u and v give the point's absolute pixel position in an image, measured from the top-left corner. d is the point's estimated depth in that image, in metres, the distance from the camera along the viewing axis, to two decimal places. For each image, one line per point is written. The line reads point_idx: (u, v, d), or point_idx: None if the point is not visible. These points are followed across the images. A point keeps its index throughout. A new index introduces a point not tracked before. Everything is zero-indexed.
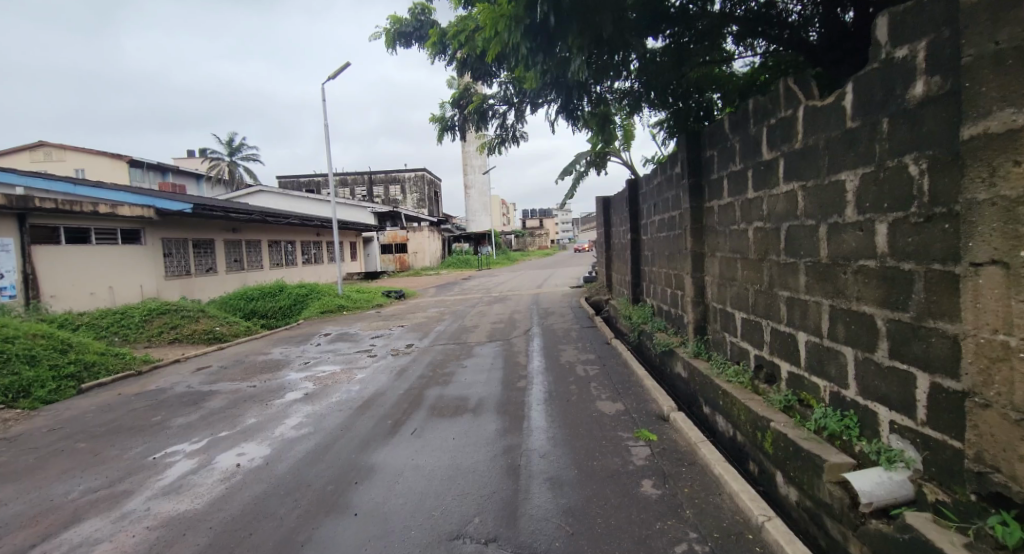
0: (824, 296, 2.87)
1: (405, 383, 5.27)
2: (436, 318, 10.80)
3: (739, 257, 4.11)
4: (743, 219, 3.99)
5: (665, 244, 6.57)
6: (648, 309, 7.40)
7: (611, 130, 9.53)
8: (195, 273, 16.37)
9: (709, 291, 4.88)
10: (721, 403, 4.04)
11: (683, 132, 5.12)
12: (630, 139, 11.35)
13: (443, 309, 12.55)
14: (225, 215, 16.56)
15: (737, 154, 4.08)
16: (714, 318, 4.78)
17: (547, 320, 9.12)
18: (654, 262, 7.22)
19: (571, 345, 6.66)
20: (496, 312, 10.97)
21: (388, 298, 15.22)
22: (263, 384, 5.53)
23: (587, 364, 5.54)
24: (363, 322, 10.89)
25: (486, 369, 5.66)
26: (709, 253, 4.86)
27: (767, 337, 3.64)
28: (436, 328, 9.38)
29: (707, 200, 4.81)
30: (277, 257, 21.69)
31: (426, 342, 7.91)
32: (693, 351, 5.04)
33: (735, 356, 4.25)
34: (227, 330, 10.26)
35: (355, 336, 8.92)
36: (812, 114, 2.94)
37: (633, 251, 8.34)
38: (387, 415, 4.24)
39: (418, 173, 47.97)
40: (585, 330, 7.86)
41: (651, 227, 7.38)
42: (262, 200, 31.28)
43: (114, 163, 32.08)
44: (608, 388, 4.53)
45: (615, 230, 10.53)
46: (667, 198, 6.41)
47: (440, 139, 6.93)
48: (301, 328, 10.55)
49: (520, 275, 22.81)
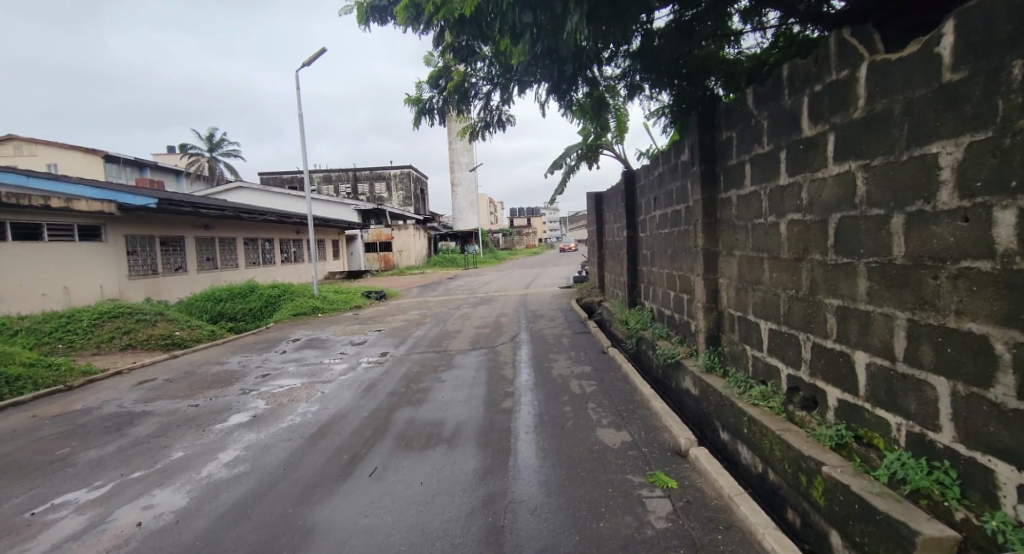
0: (899, 308, 2.22)
1: (372, 403, 4.55)
2: (417, 322, 10.06)
3: (767, 257, 3.45)
4: (772, 211, 3.34)
5: (668, 241, 5.92)
6: (646, 314, 6.75)
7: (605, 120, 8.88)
8: (162, 272, 15.41)
9: (725, 296, 4.23)
10: (744, 432, 3.40)
11: (694, 113, 4.45)
12: (624, 131, 10.74)
13: (425, 311, 11.81)
14: (195, 211, 15.59)
15: (764, 134, 3.42)
16: (730, 327, 4.13)
17: (536, 325, 8.45)
18: (654, 262, 6.57)
19: (562, 355, 5.97)
20: (481, 315, 10.26)
21: (368, 299, 14.44)
22: (207, 404, 4.77)
23: (582, 379, 4.86)
24: (338, 326, 10.12)
25: (466, 384, 4.94)
26: (724, 252, 4.20)
27: (805, 355, 2.99)
28: (415, 333, 8.63)
29: (723, 190, 4.15)
30: (252, 256, 20.74)
31: (403, 349, 7.18)
32: (704, 366, 4.40)
33: (759, 373, 3.60)
34: (187, 335, 9.42)
35: (326, 343, 8.16)
36: (881, 74, 2.28)
37: (629, 250, 7.68)
38: (344, 447, 3.51)
39: (403, 170, 47.04)
40: (578, 336, 7.19)
41: (650, 224, 6.72)
42: (241, 196, 30.19)
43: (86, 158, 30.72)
44: (609, 412, 3.86)
45: (609, 227, 9.88)
46: (670, 191, 5.75)
47: (416, 123, 6.18)
48: (270, 333, 9.73)
49: (508, 274, 22.16)
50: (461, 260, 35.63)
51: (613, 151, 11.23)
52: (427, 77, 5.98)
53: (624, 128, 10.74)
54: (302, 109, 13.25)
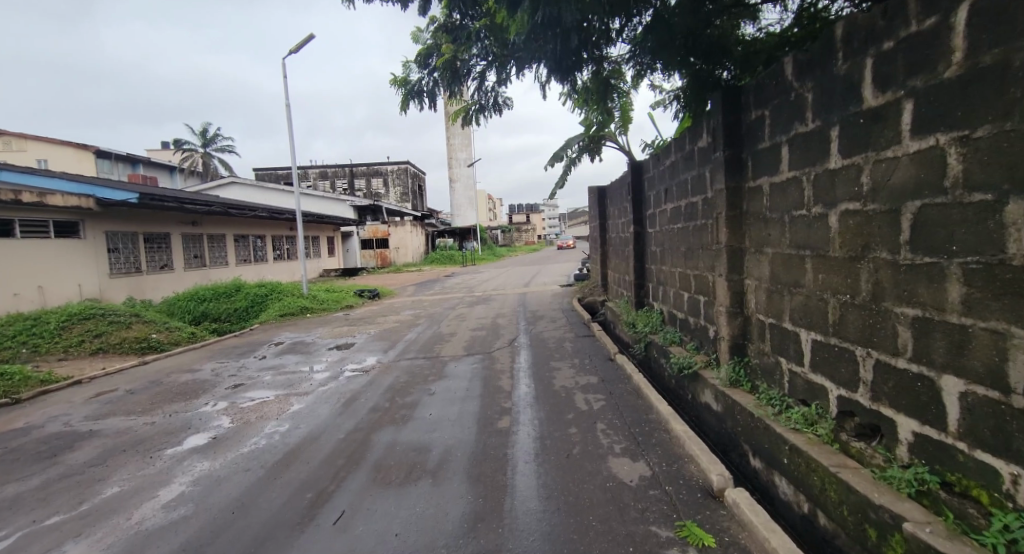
0: (1018, 325, 1.70)
1: (350, 421, 4.02)
2: (409, 323, 9.53)
3: (809, 254, 2.91)
4: (818, 200, 2.81)
5: (681, 237, 5.38)
6: (656, 316, 6.22)
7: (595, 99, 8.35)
8: (147, 270, 14.88)
9: (752, 300, 3.69)
10: (783, 462, 2.88)
11: (716, 91, 3.90)
12: (627, 122, 10.22)
13: (419, 311, 11.29)
14: (180, 206, 15.00)
15: (807, 109, 2.88)
16: (759, 336, 3.60)
17: (535, 327, 7.93)
18: (665, 260, 6.04)
19: (564, 363, 5.45)
20: (477, 316, 9.75)
21: (361, 298, 13.91)
22: (165, 420, 4.24)
23: (588, 393, 4.34)
24: (326, 327, 9.60)
25: (457, 398, 4.41)
26: (752, 249, 3.66)
27: (864, 375, 2.46)
28: (405, 336, 8.10)
29: (752, 178, 3.61)
30: (243, 253, 20.18)
31: (392, 354, 6.67)
32: (728, 379, 3.87)
33: (798, 392, 3.08)
34: (165, 338, 8.90)
35: (311, 346, 7.64)
36: (992, 16, 1.75)
37: (636, 247, 7.15)
38: (309, 481, 2.97)
39: (401, 166, 46.38)
40: (581, 339, 6.68)
41: (660, 218, 6.17)
42: (235, 192, 29.66)
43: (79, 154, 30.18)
44: (621, 435, 3.34)
45: (613, 222, 9.34)
46: (685, 181, 5.21)
47: (403, 109, 5.60)
48: (254, 335, 9.21)
49: (506, 272, 21.67)
50: (459, 257, 35.11)
51: (616, 143, 10.70)
52: (415, 56, 5.38)
53: (629, 119, 10.20)
54: (289, 100, 12.60)
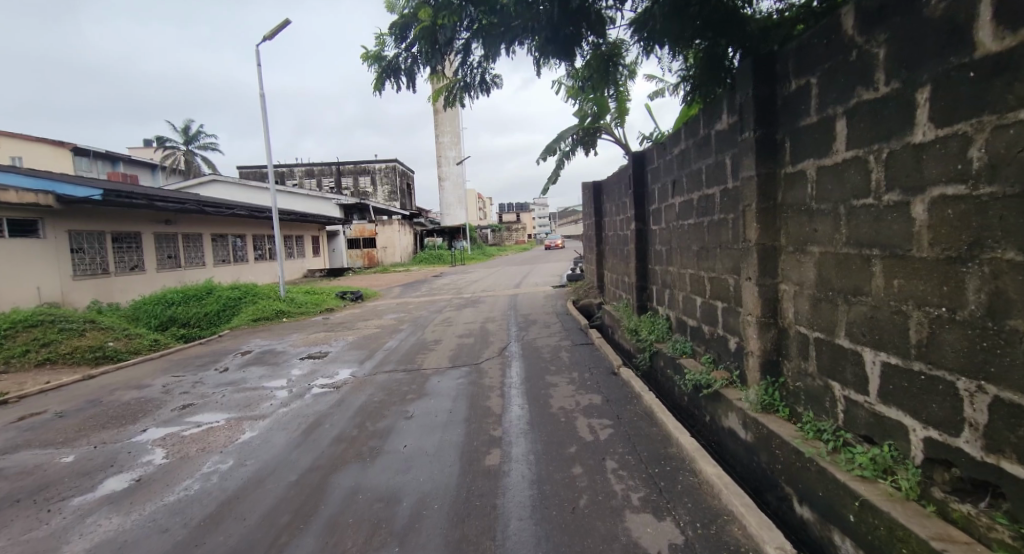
0: None
1: (309, 456, 3.34)
2: (392, 328, 8.87)
3: (878, 254, 2.31)
4: (893, 186, 2.20)
5: (693, 234, 4.77)
6: (662, 323, 5.62)
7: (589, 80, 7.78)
8: (114, 272, 14.03)
9: (790, 309, 3.08)
10: (847, 519, 2.28)
11: (743, 60, 3.28)
12: (625, 112, 9.83)
13: (403, 314, 10.62)
14: (150, 203, 14.15)
15: (877, 69, 2.27)
16: (800, 352, 3.00)
17: (527, 333, 7.30)
18: (673, 260, 5.45)
19: (561, 378, 4.83)
20: (465, 320, 9.10)
21: (343, 301, 13.19)
22: (86, 453, 3.52)
23: (592, 417, 3.71)
24: (302, 334, 8.89)
25: (438, 425, 3.75)
26: (791, 249, 3.06)
27: (972, 415, 1.87)
28: (385, 344, 7.43)
29: (791, 162, 3.00)
30: (222, 253, 19.36)
31: (369, 366, 6.01)
32: (757, 402, 3.25)
33: (859, 426, 2.48)
34: (122, 346, 8.13)
35: (280, 356, 6.94)
36: None
37: (637, 246, 6.54)
38: (242, 548, 2.30)
39: (389, 164, 45.51)
40: (579, 348, 6.06)
41: (666, 214, 5.56)
42: (217, 190, 28.78)
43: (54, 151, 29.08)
44: (638, 479, 2.71)
45: (610, 220, 8.75)
46: (697, 171, 4.59)
47: (377, 88, 4.92)
48: (221, 343, 8.47)
49: (496, 272, 21.07)
50: (448, 256, 34.42)
51: (612, 135, 10.18)
52: (388, 28, 4.65)
53: (625, 109, 9.86)
54: (263, 90, 11.81)
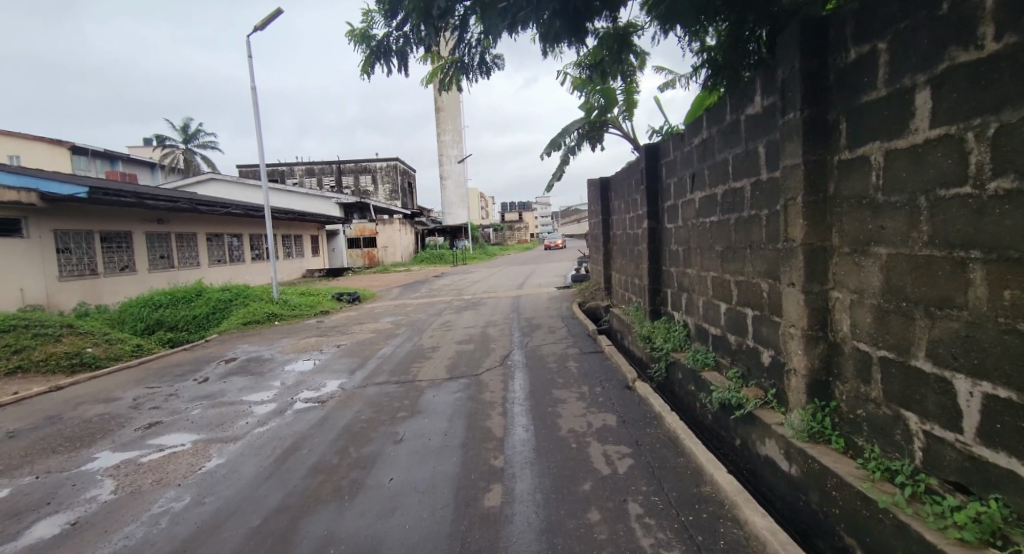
0: None
1: (278, 492, 2.87)
2: (388, 332, 8.42)
3: (980, 258, 1.83)
4: (1004, 170, 1.73)
5: (717, 233, 4.29)
6: (681, 331, 5.15)
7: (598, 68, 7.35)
8: (103, 273, 13.62)
9: (845, 321, 2.60)
10: None
11: (787, 28, 2.79)
12: (633, 105, 9.49)
13: (402, 317, 10.19)
14: (139, 201, 13.73)
15: (981, 23, 1.79)
16: (857, 373, 2.52)
17: (531, 339, 6.84)
18: (692, 262, 4.98)
19: (570, 393, 4.35)
20: (465, 324, 8.64)
21: (339, 303, 12.74)
22: (24, 486, 3.06)
23: (607, 442, 3.24)
24: (293, 338, 8.45)
25: (430, 453, 3.28)
26: (846, 249, 2.57)
27: None
28: (379, 351, 6.97)
29: (849, 147, 2.52)
30: (217, 253, 18.95)
31: (360, 376, 5.55)
32: (801, 430, 2.77)
33: (947, 470, 2.00)
34: (101, 352, 7.69)
35: (266, 364, 6.49)
36: None
37: (651, 246, 6.08)
38: None
39: (390, 163, 45.05)
40: (587, 357, 5.59)
41: (685, 211, 5.09)
42: (214, 190, 28.41)
43: (51, 150, 28.76)
44: (669, 530, 2.23)
45: (619, 218, 8.29)
46: (723, 162, 4.12)
47: (364, 70, 4.43)
48: (207, 348, 8.02)
49: (498, 272, 20.61)
50: (449, 256, 33.95)
51: (620, 129, 9.75)
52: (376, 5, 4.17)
53: (633, 103, 9.49)
54: (254, 83, 11.33)
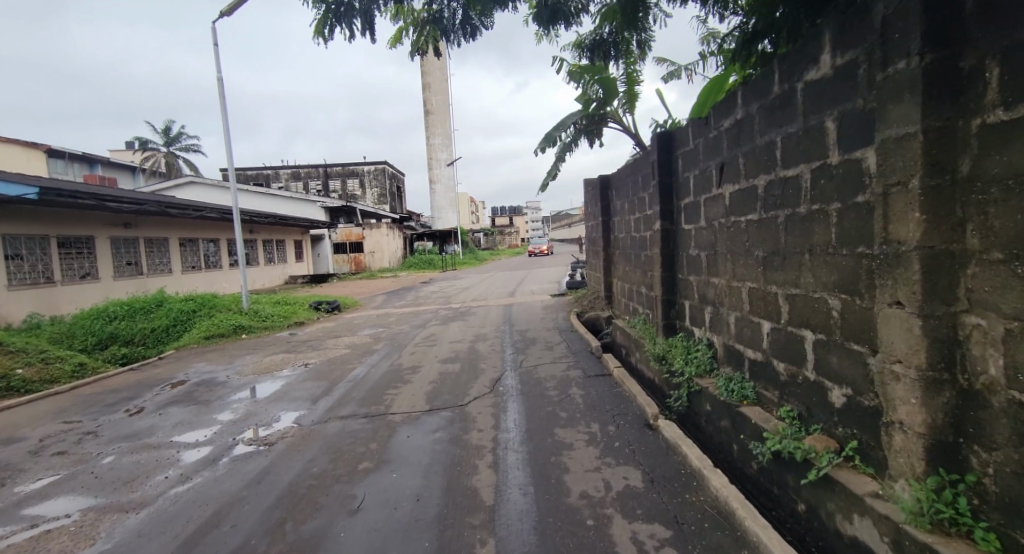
0: None
1: None
2: (365, 348, 7.53)
3: None
4: None
5: (758, 234, 3.49)
6: (706, 353, 4.33)
7: (600, 51, 6.57)
8: (59, 281, 12.54)
9: (994, 360, 1.79)
10: None
11: None
12: (635, 98, 8.77)
13: (383, 329, 9.31)
14: (100, 203, 12.72)
15: None
16: (1017, 439, 1.72)
17: (526, 357, 5.99)
18: (719, 269, 4.18)
19: (576, 434, 3.50)
20: (451, 338, 7.76)
21: (316, 313, 11.80)
22: None
23: (635, 519, 2.39)
24: (257, 355, 7.51)
25: (396, 534, 2.41)
26: (997, 256, 1.76)
27: None
28: (351, 372, 6.08)
29: (1006, 106, 1.71)
30: (191, 258, 17.89)
31: (323, 405, 4.66)
32: (919, 515, 1.94)
33: None
34: (32, 373, 6.70)
35: (217, 389, 5.57)
36: None
37: (664, 250, 5.28)
38: None
39: (378, 166, 44.09)
40: (593, 382, 4.76)
41: (710, 208, 4.29)
42: (193, 192, 27.28)
43: (24, 152, 27.65)
44: None
45: (621, 219, 7.51)
46: (767, 147, 3.32)
47: (318, 31, 3.62)
48: (157, 368, 7.07)
49: (488, 278, 19.65)
50: (438, 261, 33.00)
51: (620, 124, 8.99)
52: None
53: (634, 96, 8.76)
54: (219, 72, 10.36)
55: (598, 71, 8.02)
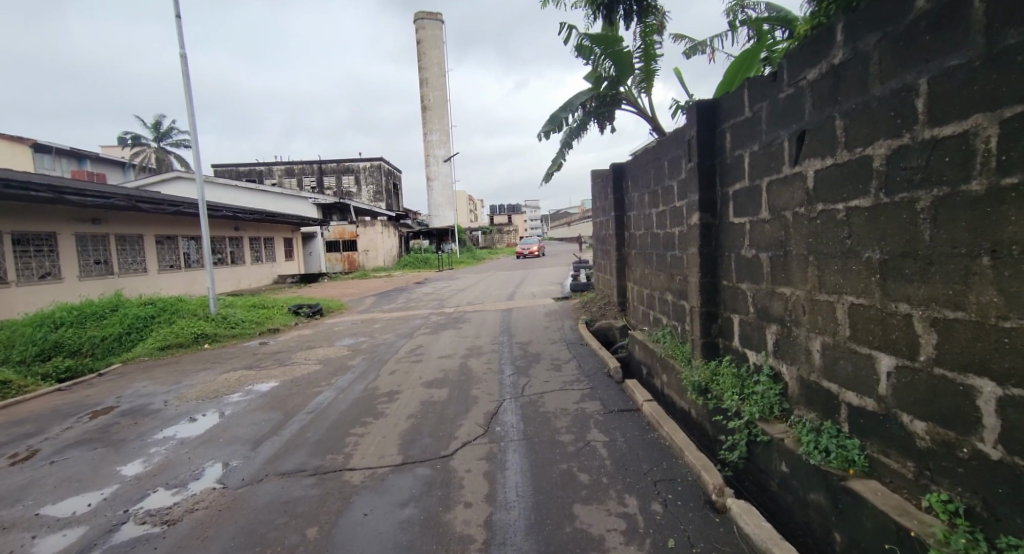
0: None
1: None
2: (340, 364, 6.43)
3: None
4: None
5: (870, 228, 2.40)
6: (772, 389, 3.23)
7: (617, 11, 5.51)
8: (12, 282, 11.43)
9: None
10: None
11: None
12: (652, 75, 7.69)
13: (366, 338, 8.22)
14: (59, 196, 11.60)
15: None
16: None
17: (530, 381, 4.90)
18: (792, 276, 3.10)
19: (606, 520, 2.43)
20: (441, 352, 6.67)
21: (295, 318, 10.68)
22: None
23: None
24: (213, 372, 6.42)
25: None
26: None
27: None
28: (315, 398, 4.98)
29: None
30: (169, 258, 16.76)
31: (266, 453, 3.57)
32: None
33: None
34: None
35: (143, 422, 4.48)
36: None
37: (704, 250, 4.19)
38: None
39: (372, 163, 42.91)
40: (617, 422, 3.68)
41: (778, 195, 3.22)
42: (178, 188, 26.14)
43: (8, 146, 26.59)
44: None
45: (640, 214, 6.43)
46: (893, 98, 2.24)
47: None
48: (90, 389, 5.97)
49: (486, 279, 18.58)
50: (434, 260, 31.88)
51: (635, 106, 7.90)
52: None
53: (652, 73, 7.67)
54: (181, 48, 9.21)
55: (612, 42, 6.92)
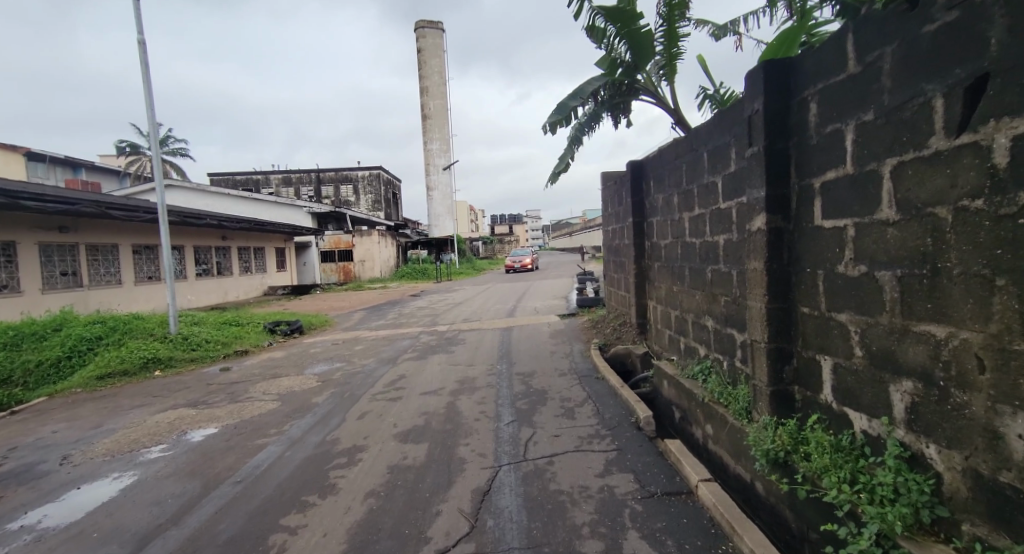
0: None
1: None
2: (302, 401, 5.27)
3: None
4: None
5: None
6: (914, 484, 2.09)
7: None
8: None
9: None
10: None
11: None
12: (675, 62, 6.60)
13: (342, 364, 7.07)
14: (13, 201, 10.51)
15: None
16: None
17: (535, 435, 3.73)
18: (953, 309, 1.96)
19: None
20: (426, 386, 5.52)
21: (270, 337, 9.55)
22: None
23: None
24: (147, 412, 5.25)
25: None
26: None
27: None
28: (253, 456, 3.82)
29: None
30: (148, 269, 15.67)
31: None
32: None
33: None
34: None
35: (11, 496, 3.31)
36: None
37: (773, 265, 3.05)
38: None
39: (371, 172, 42.02)
40: (666, 516, 2.51)
41: (921, 183, 2.09)
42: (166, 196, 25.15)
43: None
44: None
45: (666, 218, 5.30)
46: None
47: None
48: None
49: (485, 292, 17.43)
50: (432, 271, 30.80)
51: (654, 97, 6.83)
52: None
53: (674, 59, 6.59)
54: (139, 37, 8.21)
55: (630, 18, 5.87)
